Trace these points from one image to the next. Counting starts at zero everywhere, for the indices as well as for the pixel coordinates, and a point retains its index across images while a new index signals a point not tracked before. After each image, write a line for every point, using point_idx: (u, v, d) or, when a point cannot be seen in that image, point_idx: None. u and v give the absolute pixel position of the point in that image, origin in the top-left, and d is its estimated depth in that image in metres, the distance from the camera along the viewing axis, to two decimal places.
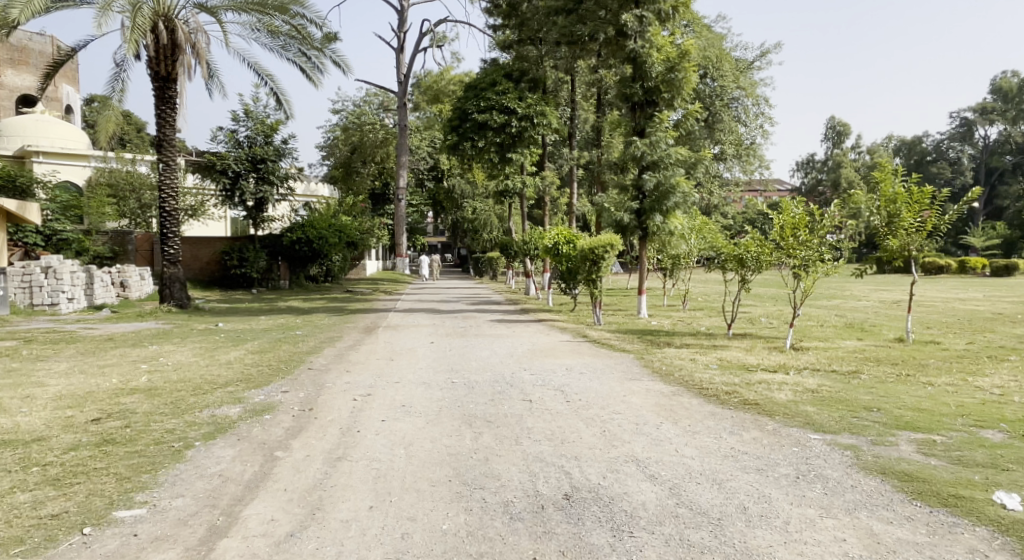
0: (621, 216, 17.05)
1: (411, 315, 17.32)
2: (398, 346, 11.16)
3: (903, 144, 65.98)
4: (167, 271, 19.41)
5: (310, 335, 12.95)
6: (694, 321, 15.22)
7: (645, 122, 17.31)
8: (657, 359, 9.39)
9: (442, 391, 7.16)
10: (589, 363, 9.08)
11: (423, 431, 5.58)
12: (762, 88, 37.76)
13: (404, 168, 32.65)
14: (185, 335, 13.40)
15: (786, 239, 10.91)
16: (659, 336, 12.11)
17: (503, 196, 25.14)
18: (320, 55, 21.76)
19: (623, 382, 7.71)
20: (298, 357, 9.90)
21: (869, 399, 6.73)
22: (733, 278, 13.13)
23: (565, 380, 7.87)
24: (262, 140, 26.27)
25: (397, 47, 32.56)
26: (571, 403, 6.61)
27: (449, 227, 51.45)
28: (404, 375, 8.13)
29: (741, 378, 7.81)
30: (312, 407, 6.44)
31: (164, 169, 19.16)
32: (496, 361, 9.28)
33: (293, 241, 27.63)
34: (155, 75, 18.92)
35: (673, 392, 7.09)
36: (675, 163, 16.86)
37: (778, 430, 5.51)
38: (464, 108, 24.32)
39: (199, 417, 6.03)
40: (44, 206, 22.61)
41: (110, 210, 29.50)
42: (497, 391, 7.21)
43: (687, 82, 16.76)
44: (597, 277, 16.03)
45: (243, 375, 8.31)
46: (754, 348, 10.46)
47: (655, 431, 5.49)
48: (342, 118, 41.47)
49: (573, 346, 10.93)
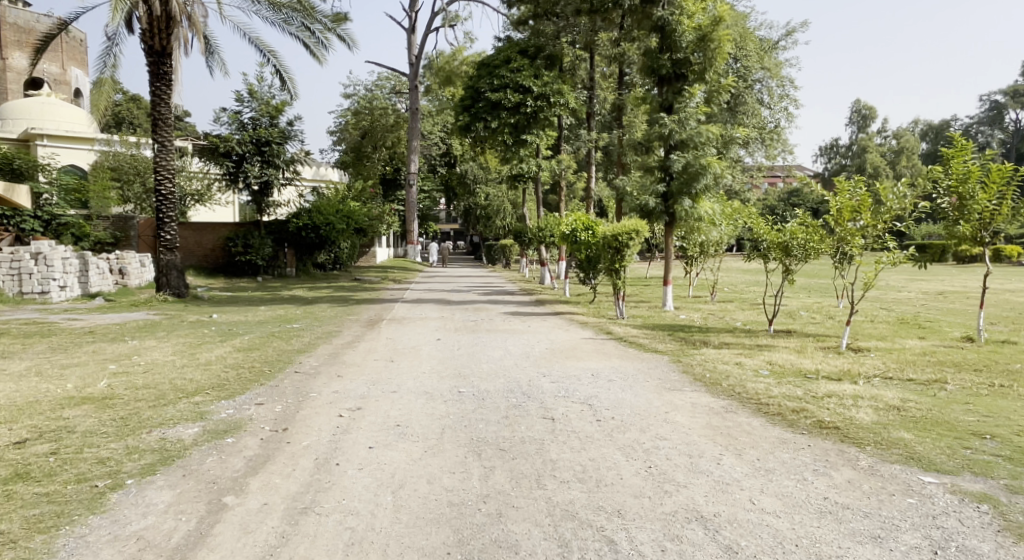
0: (646, 201, 15.74)
1: (419, 307, 16.09)
2: (401, 344, 9.96)
3: (930, 129, 63.42)
4: (163, 257, 18.32)
5: (307, 330, 11.80)
6: (727, 315, 13.97)
7: (672, 97, 15.90)
8: (696, 362, 8.11)
9: (447, 406, 5.98)
10: (618, 367, 7.84)
11: (418, 465, 4.38)
12: (786, 69, 35.89)
13: (415, 152, 31.36)
14: (173, 328, 12.34)
15: (843, 225, 9.44)
16: (692, 333, 10.80)
17: (518, 179, 23.87)
18: (325, 29, 20.44)
19: (660, 393, 6.49)
20: (287, 357, 8.77)
21: (974, 419, 5.37)
22: (775, 267, 11.77)
23: (592, 391, 6.61)
24: (267, 122, 25.09)
25: (408, 28, 31.27)
26: (603, 424, 5.38)
27: (460, 213, 50.17)
28: (404, 382, 6.95)
29: (804, 389, 6.51)
30: (287, 427, 5.28)
31: (159, 150, 18.06)
32: (511, 364, 8.07)
33: (300, 227, 26.59)
34: (149, 49, 17.79)
35: (725, 409, 5.83)
36: (706, 142, 15.47)
37: (875, 468, 4.25)
38: (477, 87, 22.96)
39: (145, 442, 4.87)
40: (45, 188, 22.42)
41: (113, 195, 28.61)
42: (513, 405, 6.01)
43: (720, 52, 15.31)
44: (620, 266, 14.71)
45: (219, 381, 7.17)
46: (805, 349, 9.14)
47: (717, 470, 4.24)
48: (353, 102, 40.11)
49: (597, 344, 9.71)
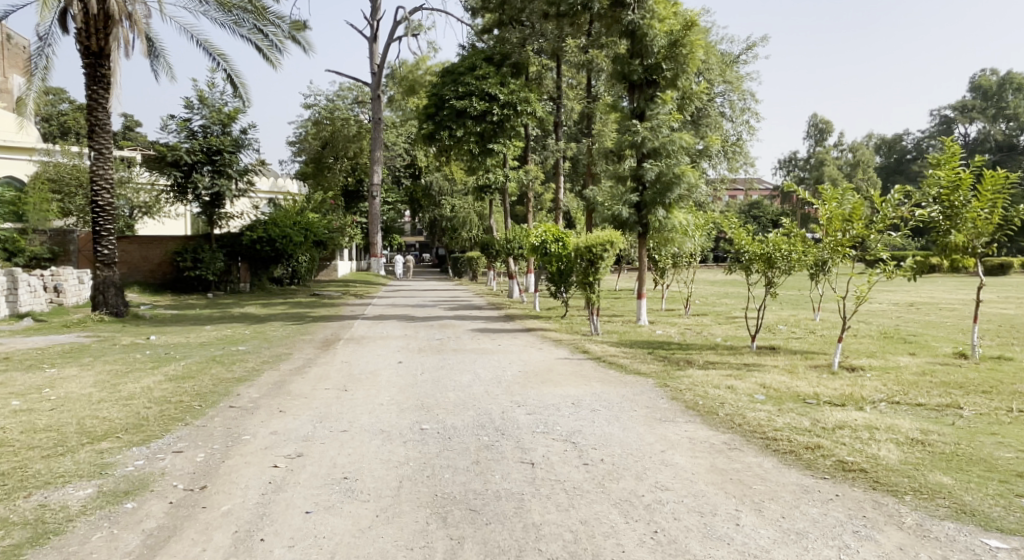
0: (619, 210, 15.12)
1: (381, 324, 15.05)
2: (357, 368, 8.97)
3: (883, 143, 65.14)
4: (100, 273, 16.80)
5: (252, 353, 10.66)
6: (704, 330, 13.42)
7: (644, 104, 15.37)
8: (684, 386, 7.37)
9: (406, 448, 5.08)
10: (601, 393, 7.05)
11: (366, 539, 3.46)
12: (748, 82, 36.11)
13: (379, 164, 30.23)
14: (103, 353, 11.03)
15: (832, 236, 8.83)
16: (673, 351, 10.11)
17: (484, 190, 23.17)
18: (279, 32, 19.38)
19: (651, 426, 5.72)
20: (225, 388, 7.66)
21: (1009, 454, 4.73)
22: (755, 281, 11.19)
23: (574, 424, 5.76)
24: (218, 130, 23.74)
25: (370, 36, 30.39)
26: (593, 470, 4.54)
27: (425, 225, 49.03)
28: (357, 418, 6.00)
29: (810, 419, 5.79)
30: (206, 484, 4.30)
31: (96, 159, 16.61)
32: (480, 392, 7.20)
33: (254, 241, 25.17)
34: (85, 50, 16.40)
35: (728, 446, 5.06)
36: (679, 151, 14.94)
37: (928, 527, 3.52)
38: (440, 95, 22.10)
39: (18, 511, 3.78)
40: None
41: (52, 207, 26.72)
42: (484, 446, 5.12)
43: (692, 58, 14.84)
44: (593, 279, 13.98)
45: (137, 421, 6.05)
46: (796, 369, 8.50)
47: (738, 535, 3.44)
48: (313, 112, 38.87)
49: (574, 365, 8.92)
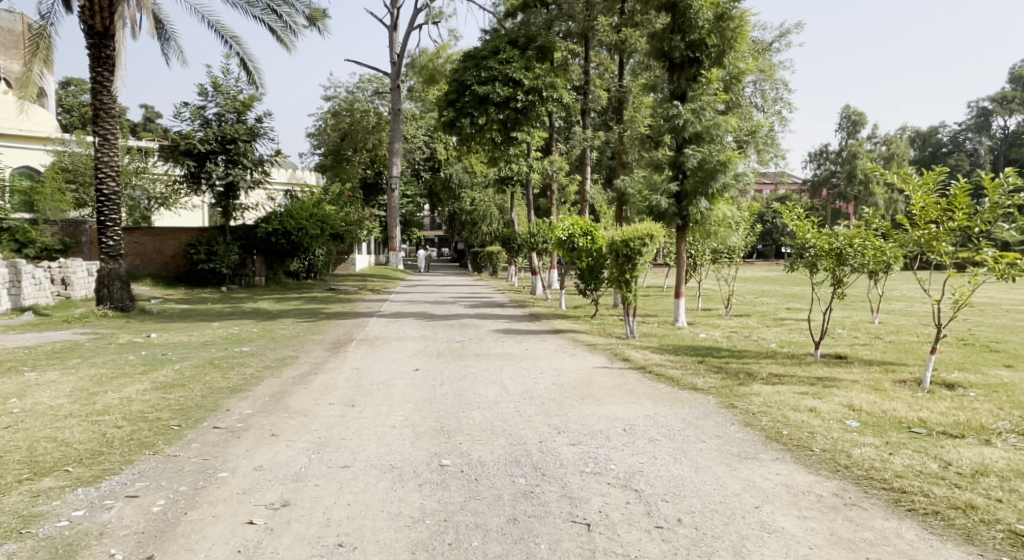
0: (657, 200, 13.83)
1: (397, 323, 13.96)
2: (368, 377, 7.87)
3: (918, 135, 62.43)
4: (105, 266, 15.90)
5: (255, 356, 9.63)
6: (754, 333, 12.13)
7: (686, 84, 14.06)
8: (755, 406, 6.15)
9: (422, 496, 3.94)
10: (656, 416, 5.87)
11: None
12: (780, 71, 34.39)
13: (398, 155, 28.99)
14: (94, 354, 10.06)
15: (924, 229, 7.55)
16: (727, 360, 8.86)
17: (506, 182, 22.03)
18: (294, 13, 18.33)
19: (731, 467, 4.51)
20: (213, 401, 6.59)
21: None
22: (820, 279, 9.89)
23: (633, 462, 4.57)
24: (233, 118, 22.85)
25: (391, 24, 29.36)
26: (673, 540, 3.35)
27: (445, 220, 47.93)
28: (363, 447, 4.87)
29: (937, 459, 4.54)
30: (153, 554, 3.19)
31: (101, 145, 15.62)
32: (511, 411, 6.04)
33: (269, 233, 24.24)
34: (89, 30, 15.46)
35: (845, 503, 3.84)
36: (724, 136, 13.63)
37: None
38: (462, 80, 20.91)
39: None
40: None
41: (65, 198, 26.02)
42: (522, 494, 3.97)
43: (741, 33, 13.49)
44: (630, 276, 12.65)
45: (96, 447, 4.98)
46: (881, 385, 7.22)
47: None
48: (332, 103, 37.92)
49: (616, 377, 7.75)
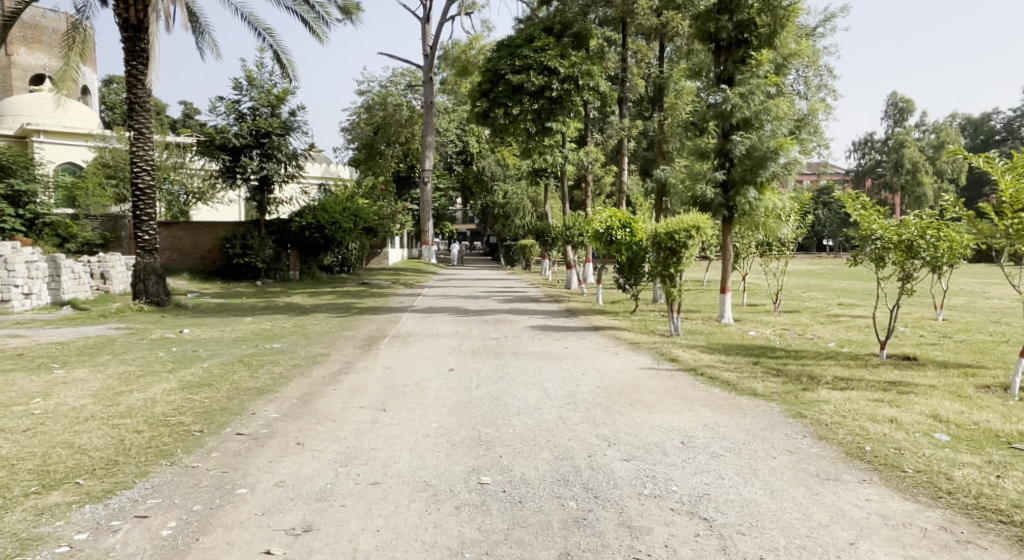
0: (702, 191, 13.09)
1: (430, 318, 13.58)
2: (400, 377, 7.46)
3: (970, 122, 59.53)
4: (141, 261, 15.86)
5: (285, 354, 9.33)
6: (808, 331, 11.36)
7: (733, 67, 13.29)
8: (827, 416, 5.51)
9: (459, 522, 3.46)
10: (716, 426, 5.28)
11: None
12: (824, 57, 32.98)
13: (431, 148, 28.57)
14: (125, 350, 9.89)
15: (1013, 217, 6.73)
16: (785, 362, 8.19)
17: (540, 174, 21.48)
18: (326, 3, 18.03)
19: (813, 491, 3.92)
20: (238, 404, 6.24)
21: None
22: (886, 274, 9.08)
23: (697, 483, 4.03)
24: (267, 112, 22.78)
25: (422, 16, 29.08)
26: None
27: (477, 213, 47.59)
28: (394, 460, 4.44)
29: None
30: None
31: (135, 139, 15.54)
32: (555, 419, 5.53)
33: (303, 227, 24.18)
34: (124, 23, 15.42)
35: (958, 540, 3.24)
36: (774, 121, 12.84)
37: None
38: (496, 69, 20.37)
39: None
40: (29, 185, 19.12)
41: (105, 193, 26.36)
42: (573, 521, 3.47)
43: (792, 11, 12.69)
44: (675, 271, 11.94)
45: (111, 456, 4.64)
46: (965, 391, 6.48)
47: None
48: (365, 97, 37.83)
49: (665, 379, 7.17)
